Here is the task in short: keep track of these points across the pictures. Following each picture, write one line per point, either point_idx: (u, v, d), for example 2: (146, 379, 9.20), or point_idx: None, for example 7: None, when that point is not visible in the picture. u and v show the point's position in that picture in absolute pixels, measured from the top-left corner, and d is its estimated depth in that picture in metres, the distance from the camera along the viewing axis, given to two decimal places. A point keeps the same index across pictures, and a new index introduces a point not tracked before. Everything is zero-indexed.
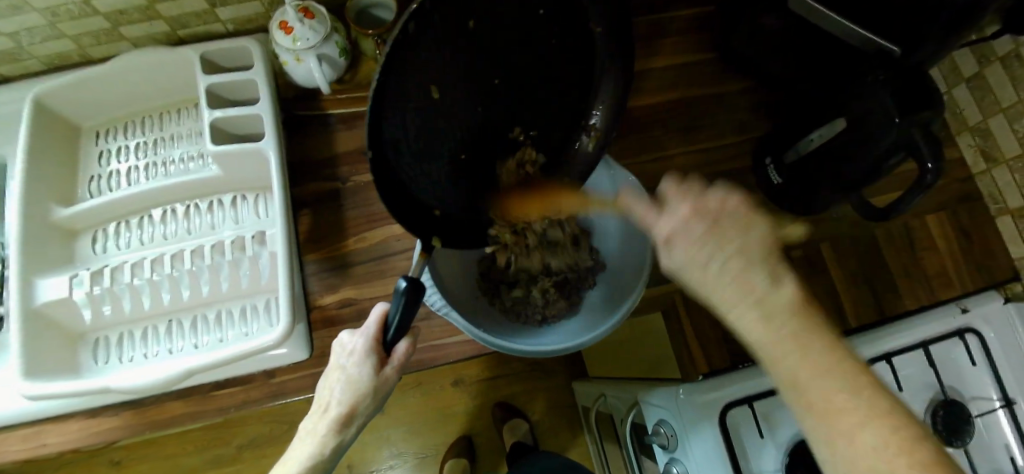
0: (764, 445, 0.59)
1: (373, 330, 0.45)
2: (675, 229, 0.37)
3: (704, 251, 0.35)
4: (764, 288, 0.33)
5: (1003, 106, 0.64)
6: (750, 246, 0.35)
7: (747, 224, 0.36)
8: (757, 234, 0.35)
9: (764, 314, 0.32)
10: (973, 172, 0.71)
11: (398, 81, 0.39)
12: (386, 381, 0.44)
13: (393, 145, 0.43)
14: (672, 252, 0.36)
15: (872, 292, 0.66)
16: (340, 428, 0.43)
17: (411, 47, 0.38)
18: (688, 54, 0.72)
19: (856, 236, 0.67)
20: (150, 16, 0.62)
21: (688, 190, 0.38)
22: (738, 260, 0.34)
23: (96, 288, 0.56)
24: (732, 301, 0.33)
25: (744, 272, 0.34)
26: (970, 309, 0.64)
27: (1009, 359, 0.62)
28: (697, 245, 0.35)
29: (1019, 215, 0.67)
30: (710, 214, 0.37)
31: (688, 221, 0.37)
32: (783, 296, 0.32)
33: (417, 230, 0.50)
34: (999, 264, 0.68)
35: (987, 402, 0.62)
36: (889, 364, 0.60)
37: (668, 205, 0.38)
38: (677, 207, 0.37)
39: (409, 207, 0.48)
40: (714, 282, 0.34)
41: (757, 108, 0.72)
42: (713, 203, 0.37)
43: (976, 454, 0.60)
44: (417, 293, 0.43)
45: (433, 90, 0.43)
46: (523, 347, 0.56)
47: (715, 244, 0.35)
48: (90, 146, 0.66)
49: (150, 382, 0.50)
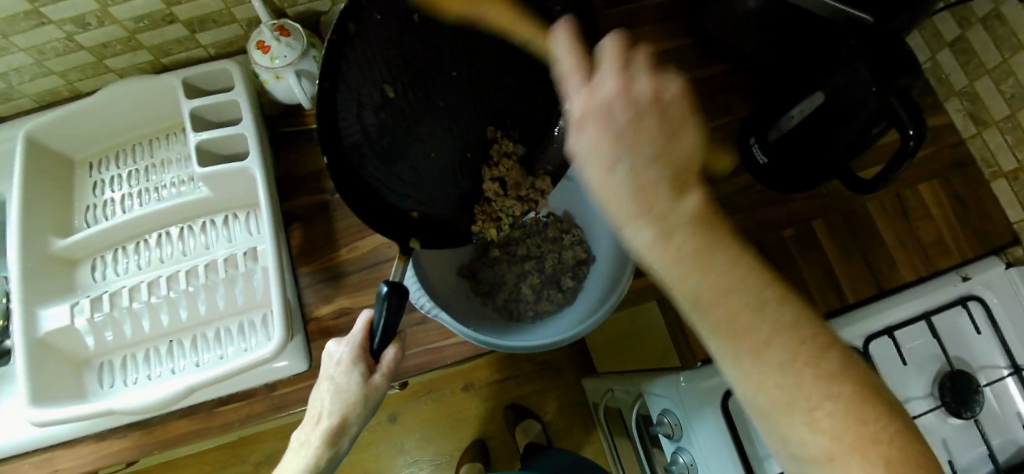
0: None
1: (359, 338, 0.46)
2: (598, 108, 0.29)
3: (621, 145, 0.28)
4: (667, 200, 0.28)
5: (988, 68, 0.64)
6: (678, 155, 0.28)
7: (680, 127, 0.29)
8: (684, 141, 0.29)
9: (667, 234, 0.27)
10: (963, 136, 0.69)
11: (347, 85, 0.42)
12: (376, 389, 0.45)
13: (355, 149, 0.45)
14: (581, 136, 0.29)
15: (871, 267, 0.65)
16: (333, 440, 0.43)
17: (354, 46, 0.41)
18: (663, 42, 0.72)
19: (848, 212, 0.66)
20: (133, 47, 0.63)
21: (631, 59, 0.29)
22: (652, 170, 0.28)
23: (96, 315, 0.58)
24: (636, 213, 0.28)
25: (653, 189, 0.28)
26: (971, 276, 0.62)
27: (1015, 324, 0.61)
28: (618, 134, 0.28)
29: (1013, 177, 0.66)
30: (645, 96, 0.28)
31: (614, 99, 0.29)
32: (686, 214, 0.27)
33: (391, 233, 0.50)
34: (998, 230, 0.67)
35: (995, 370, 0.60)
36: (893, 338, 0.59)
37: (601, 70, 0.30)
38: (610, 79, 0.29)
39: (382, 207, 0.49)
40: (620, 189, 0.28)
41: (739, 91, 0.71)
42: (648, 86, 0.29)
43: (987, 424, 0.59)
44: (400, 297, 0.44)
45: (387, 88, 0.45)
46: (512, 343, 0.50)
47: (635, 138, 0.28)
48: (84, 177, 0.68)
49: (152, 401, 0.52)
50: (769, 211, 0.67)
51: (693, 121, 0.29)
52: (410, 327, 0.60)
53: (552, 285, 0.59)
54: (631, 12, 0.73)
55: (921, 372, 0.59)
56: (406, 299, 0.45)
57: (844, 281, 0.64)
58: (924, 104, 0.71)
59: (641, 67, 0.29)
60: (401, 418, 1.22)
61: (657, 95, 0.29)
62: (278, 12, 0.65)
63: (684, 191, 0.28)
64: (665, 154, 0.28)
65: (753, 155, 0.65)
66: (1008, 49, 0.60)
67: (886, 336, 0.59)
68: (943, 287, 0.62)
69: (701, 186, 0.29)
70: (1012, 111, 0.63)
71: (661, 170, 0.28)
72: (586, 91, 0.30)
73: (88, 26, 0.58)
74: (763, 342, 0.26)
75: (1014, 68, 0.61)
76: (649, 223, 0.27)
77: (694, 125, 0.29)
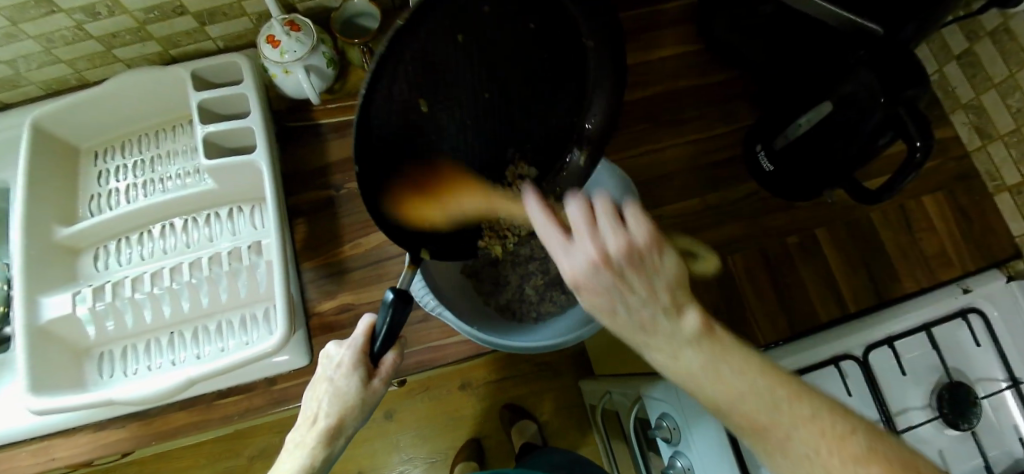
0: None
1: (360, 342, 0.45)
2: (583, 270, 0.34)
3: (613, 299, 0.34)
4: (667, 327, 0.34)
5: (995, 82, 0.64)
6: (665, 285, 0.34)
7: (660, 257, 0.35)
8: (666, 270, 0.35)
9: (676, 354, 0.33)
10: (968, 149, 0.70)
11: (383, 93, 0.35)
12: (375, 393, 0.45)
13: (380, 156, 0.39)
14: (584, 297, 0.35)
15: (873, 277, 0.65)
16: (328, 441, 0.43)
17: (402, 54, 0.34)
18: (671, 47, 0.73)
19: (852, 221, 0.67)
20: (142, 38, 0.63)
21: (597, 219, 0.35)
22: (648, 307, 0.34)
23: (98, 304, 0.58)
24: (644, 340, 0.34)
25: (654, 319, 0.34)
26: (972, 289, 0.63)
27: (1014, 338, 0.61)
28: (608, 290, 0.34)
29: (1016, 191, 0.66)
30: (621, 250, 0.34)
31: (597, 264, 0.34)
32: (691, 335, 0.33)
33: (404, 242, 0.47)
34: (1001, 244, 0.67)
35: (993, 383, 0.60)
36: (892, 349, 0.59)
37: (579, 232, 0.35)
38: (586, 245, 0.34)
39: (398, 223, 0.45)
40: (626, 327, 0.34)
41: (746, 97, 0.71)
42: (621, 241, 0.34)
43: (984, 437, 0.59)
44: (405, 304, 0.44)
45: (422, 101, 0.39)
46: (515, 344, 0.50)
47: (625, 289, 0.34)
48: (89, 166, 0.68)
49: (153, 393, 0.52)
50: (772, 218, 0.67)
51: (666, 248, 0.35)
52: (412, 325, 0.60)
53: (555, 288, 0.59)
54: (640, 16, 0.73)
55: (920, 383, 0.59)
56: (411, 304, 0.45)
57: (845, 291, 0.64)
58: (930, 115, 0.72)
59: (609, 227, 0.34)
60: (397, 415, 1.22)
61: (631, 248, 0.34)
62: (289, 7, 0.65)
63: (682, 311, 0.34)
64: (653, 289, 0.34)
65: (759, 162, 0.66)
66: (1014, 63, 0.60)
67: (885, 346, 0.59)
68: (940, 297, 0.63)
69: (693, 300, 0.35)
70: (1018, 125, 0.63)
71: (656, 302, 0.34)
72: (569, 257, 0.35)
73: (98, 16, 0.58)
74: (784, 436, 0.31)
75: (1020, 83, 0.61)
76: (659, 346, 0.34)
77: (666, 249, 0.35)
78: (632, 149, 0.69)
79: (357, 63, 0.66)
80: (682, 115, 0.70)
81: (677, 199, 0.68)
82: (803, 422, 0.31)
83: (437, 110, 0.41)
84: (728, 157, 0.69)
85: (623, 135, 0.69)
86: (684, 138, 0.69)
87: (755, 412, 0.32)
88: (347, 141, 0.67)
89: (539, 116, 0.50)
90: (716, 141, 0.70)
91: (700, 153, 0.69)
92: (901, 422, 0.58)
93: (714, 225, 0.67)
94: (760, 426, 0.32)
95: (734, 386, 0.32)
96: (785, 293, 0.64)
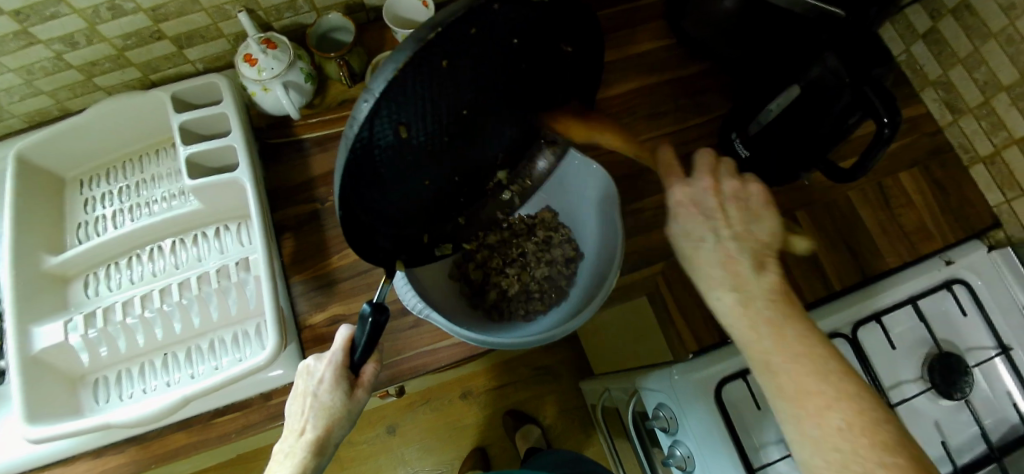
0: (763, 417, 0.57)
1: (339, 356, 0.46)
2: (695, 192, 0.44)
3: (710, 221, 0.42)
4: (751, 277, 0.40)
5: (960, 57, 0.65)
6: (754, 234, 0.42)
7: (759, 212, 0.43)
8: (765, 223, 0.43)
9: (748, 303, 0.39)
10: (940, 124, 0.71)
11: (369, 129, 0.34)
12: (359, 403, 0.46)
13: (360, 178, 0.38)
14: (684, 215, 0.43)
15: (854, 254, 0.66)
16: (318, 451, 0.44)
17: (394, 91, 0.33)
18: (642, 43, 0.74)
19: (830, 202, 0.68)
20: (122, 65, 0.64)
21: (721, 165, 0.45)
22: (732, 242, 0.41)
23: (90, 331, 0.58)
24: (719, 278, 0.40)
25: (735, 258, 0.40)
26: (954, 260, 0.63)
27: (999, 306, 0.62)
28: (707, 207, 0.43)
29: (990, 162, 0.67)
30: (726, 193, 0.44)
31: (705, 190, 0.44)
32: (766, 285, 0.39)
33: (371, 257, 0.47)
34: (979, 213, 0.68)
35: (984, 352, 0.61)
36: (881, 324, 0.60)
37: (692, 174, 0.45)
38: (703, 177, 0.44)
39: (369, 239, 0.44)
40: (707, 258, 0.41)
41: (720, 86, 0.73)
42: (734, 186, 0.44)
43: (979, 405, 0.60)
44: (383, 316, 0.44)
45: (404, 129, 0.38)
46: (505, 341, 0.50)
47: (719, 218, 0.42)
48: (75, 195, 0.68)
49: (148, 413, 0.52)
50: None
51: (773, 206, 0.43)
52: (403, 331, 0.60)
53: (542, 284, 0.60)
54: (610, 16, 0.75)
55: (911, 355, 0.60)
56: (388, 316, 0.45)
57: (828, 271, 0.65)
58: (901, 93, 0.73)
59: (727, 175, 0.45)
60: (400, 429, 1.22)
61: (739, 193, 0.44)
62: (265, 26, 0.66)
63: (762, 268, 0.40)
64: (746, 230, 0.42)
65: (735, 149, 0.66)
66: (979, 38, 0.62)
67: (874, 322, 0.60)
68: (911, 267, 0.64)
69: (778, 261, 0.41)
70: (986, 97, 0.64)
71: (741, 243, 0.41)
72: (683, 183, 0.45)
73: (77, 45, 0.59)
74: (825, 405, 0.34)
75: (986, 56, 0.62)
76: (735, 288, 0.39)
77: (773, 214, 0.43)
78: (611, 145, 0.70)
79: (334, 77, 0.67)
80: (660, 108, 0.72)
81: (658, 190, 0.68)
82: (846, 396, 0.34)
83: (416, 137, 0.40)
84: (706, 147, 0.70)
85: None
86: (661, 132, 0.70)
87: (805, 377, 0.35)
88: (329, 155, 0.67)
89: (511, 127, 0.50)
90: (693, 132, 0.71)
91: (678, 145, 0.70)
92: (896, 395, 0.59)
93: None
94: (803, 389, 0.35)
95: (793, 347, 0.36)
96: None
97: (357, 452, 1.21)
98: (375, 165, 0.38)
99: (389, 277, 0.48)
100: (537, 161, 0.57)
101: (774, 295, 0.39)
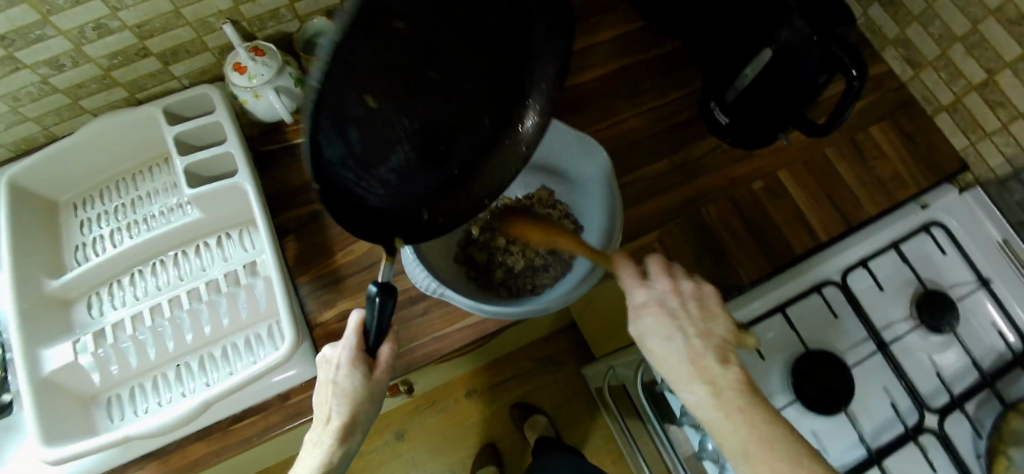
0: (767, 366, 0.60)
1: (354, 341, 0.46)
2: (651, 296, 0.49)
3: (676, 324, 0.47)
4: (718, 370, 0.44)
5: (914, 15, 0.69)
6: (715, 332, 0.47)
7: (716, 311, 0.48)
8: (718, 320, 0.48)
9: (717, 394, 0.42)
10: (903, 80, 0.75)
11: (340, 108, 0.36)
12: (379, 384, 0.47)
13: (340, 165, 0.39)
14: (648, 315, 0.48)
15: (837, 206, 0.69)
16: (343, 432, 0.45)
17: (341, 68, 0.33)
18: (616, 27, 0.77)
19: (808, 159, 0.70)
20: (108, 85, 0.65)
21: (672, 270, 0.50)
22: (698, 342, 0.46)
23: (100, 349, 0.59)
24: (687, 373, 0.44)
25: (700, 355, 0.45)
26: (929, 204, 0.67)
27: (974, 243, 0.66)
28: (671, 311, 0.48)
29: (952, 109, 0.71)
30: (683, 294, 0.49)
31: (664, 293, 0.49)
32: (730, 376, 0.43)
33: (376, 237, 0.46)
34: (947, 159, 0.72)
35: (967, 286, 0.65)
36: (867, 269, 0.63)
37: (651, 278, 0.50)
38: (660, 282, 0.49)
39: (361, 221, 0.45)
40: (670, 356, 0.46)
41: (693, 60, 0.75)
42: (690, 286, 0.49)
43: (966, 337, 0.63)
44: (388, 296, 0.44)
45: (372, 100, 0.39)
46: (519, 311, 0.52)
47: (683, 319, 0.47)
48: (70, 218, 0.68)
49: (166, 422, 0.52)
50: (737, 168, 0.70)
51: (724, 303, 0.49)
52: (414, 318, 0.61)
53: (547, 258, 0.61)
54: (581, 4, 0.78)
55: (898, 298, 0.64)
56: (395, 298, 0.45)
57: (814, 223, 0.68)
58: (864, 55, 0.77)
59: (682, 276, 0.50)
60: (409, 434, 1.22)
61: (694, 292, 0.49)
62: (248, 37, 0.67)
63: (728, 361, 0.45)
64: (706, 328, 0.47)
65: (715, 117, 0.70)
66: None
67: (860, 269, 0.64)
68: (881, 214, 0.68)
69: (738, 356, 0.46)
70: (942, 50, 0.68)
71: (705, 342, 0.46)
72: (642, 286, 0.49)
73: (63, 68, 0.59)
74: None
75: (938, 11, 0.66)
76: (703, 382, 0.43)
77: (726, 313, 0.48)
78: (597, 124, 0.72)
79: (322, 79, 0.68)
80: (638, 86, 0.74)
81: (646, 163, 0.71)
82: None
83: (384, 106, 0.41)
84: (687, 119, 0.73)
85: (585, 113, 0.73)
86: (642, 109, 0.73)
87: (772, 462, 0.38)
88: None
89: (482, 95, 0.52)
90: (673, 106, 0.73)
91: (660, 120, 0.73)
92: (887, 335, 0.62)
93: (685, 182, 0.70)
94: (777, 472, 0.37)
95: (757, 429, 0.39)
96: (759, 234, 0.67)
97: (367, 462, 1.20)
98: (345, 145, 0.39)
99: (392, 257, 0.47)
100: (523, 122, 0.56)
101: (741, 386, 0.42)
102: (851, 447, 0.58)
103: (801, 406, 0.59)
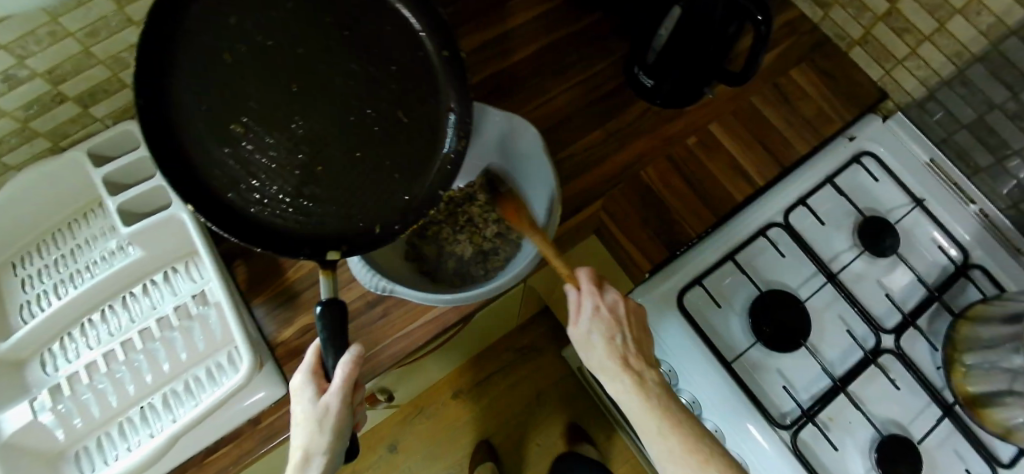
0: (725, 314, 0.62)
1: (310, 366, 0.45)
2: (605, 302, 0.51)
3: (619, 327, 0.50)
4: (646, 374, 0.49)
5: None
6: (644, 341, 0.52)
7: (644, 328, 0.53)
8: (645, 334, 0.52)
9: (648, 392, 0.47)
10: (816, 21, 0.77)
11: (193, 129, 0.48)
12: (328, 407, 0.42)
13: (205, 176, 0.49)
14: (597, 317, 0.50)
15: (769, 150, 0.71)
16: (300, 468, 0.41)
17: (158, 82, 0.47)
18: (536, 7, 0.77)
19: (735, 109, 0.73)
20: (28, 137, 0.63)
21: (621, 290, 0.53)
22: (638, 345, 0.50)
23: (60, 404, 0.57)
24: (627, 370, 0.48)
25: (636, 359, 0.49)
26: (856, 136, 0.70)
27: (903, 166, 0.69)
28: (619, 317, 0.51)
29: (864, 42, 0.74)
30: (630, 307, 0.52)
31: (615, 302, 0.51)
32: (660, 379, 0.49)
33: (274, 248, 0.49)
34: (866, 90, 0.75)
35: (905, 208, 0.67)
36: (807, 207, 0.65)
37: (604, 289, 0.52)
38: (613, 293, 0.52)
39: (270, 237, 0.50)
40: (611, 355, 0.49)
41: (614, 30, 0.77)
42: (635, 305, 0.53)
43: (909, 255, 0.66)
44: (334, 309, 0.45)
45: (234, 121, 0.50)
46: (471, 295, 0.53)
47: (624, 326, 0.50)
48: (9, 277, 0.66)
49: (133, 464, 0.51)
50: (670, 126, 0.72)
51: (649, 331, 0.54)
52: (373, 322, 0.61)
53: (496, 240, 0.62)
54: None
55: (840, 229, 0.66)
56: (344, 311, 0.46)
57: (750, 169, 0.70)
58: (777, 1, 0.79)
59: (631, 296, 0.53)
60: (401, 445, 1.21)
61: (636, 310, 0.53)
62: None
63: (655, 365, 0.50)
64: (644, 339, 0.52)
65: (640, 81, 0.71)
66: None
67: (800, 207, 0.66)
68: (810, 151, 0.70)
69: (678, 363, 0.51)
70: None
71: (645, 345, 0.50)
72: (598, 295, 0.51)
73: None
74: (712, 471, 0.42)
75: None
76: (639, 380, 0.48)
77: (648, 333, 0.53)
78: (530, 105, 0.73)
79: None
80: (565, 62, 0.75)
81: (582, 136, 0.72)
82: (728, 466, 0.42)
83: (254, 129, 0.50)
84: (616, 87, 0.74)
85: (516, 95, 0.74)
86: (571, 84, 0.74)
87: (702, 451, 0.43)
88: None
89: (390, 87, 0.54)
90: (601, 77, 0.75)
91: (590, 92, 0.74)
92: (835, 266, 0.65)
93: (623, 148, 0.71)
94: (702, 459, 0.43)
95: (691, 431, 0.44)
96: (699, 188, 0.69)
97: None
98: (214, 164, 0.49)
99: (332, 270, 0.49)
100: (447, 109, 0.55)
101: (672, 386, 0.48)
102: (815, 379, 0.60)
103: (762, 348, 0.61)
